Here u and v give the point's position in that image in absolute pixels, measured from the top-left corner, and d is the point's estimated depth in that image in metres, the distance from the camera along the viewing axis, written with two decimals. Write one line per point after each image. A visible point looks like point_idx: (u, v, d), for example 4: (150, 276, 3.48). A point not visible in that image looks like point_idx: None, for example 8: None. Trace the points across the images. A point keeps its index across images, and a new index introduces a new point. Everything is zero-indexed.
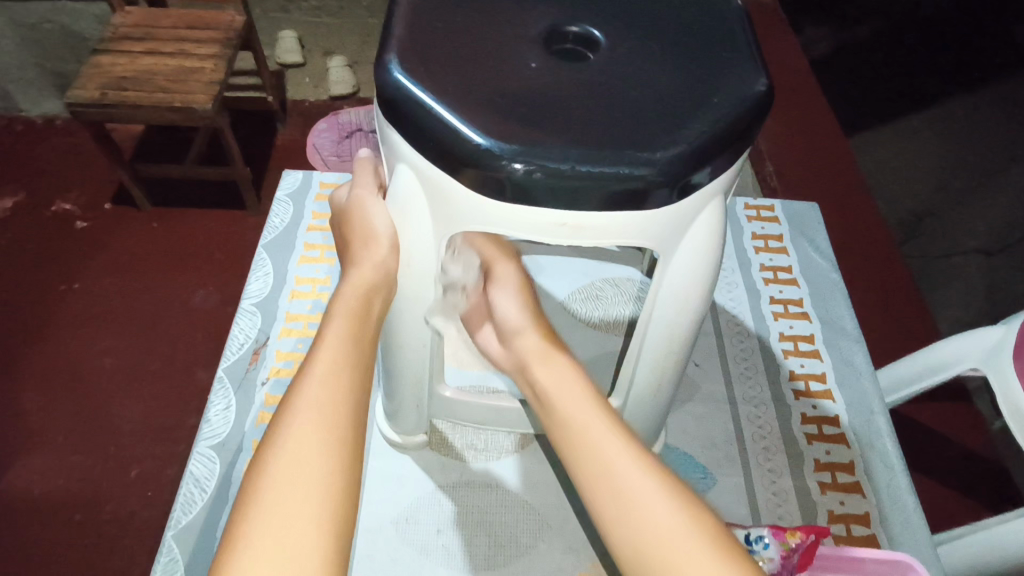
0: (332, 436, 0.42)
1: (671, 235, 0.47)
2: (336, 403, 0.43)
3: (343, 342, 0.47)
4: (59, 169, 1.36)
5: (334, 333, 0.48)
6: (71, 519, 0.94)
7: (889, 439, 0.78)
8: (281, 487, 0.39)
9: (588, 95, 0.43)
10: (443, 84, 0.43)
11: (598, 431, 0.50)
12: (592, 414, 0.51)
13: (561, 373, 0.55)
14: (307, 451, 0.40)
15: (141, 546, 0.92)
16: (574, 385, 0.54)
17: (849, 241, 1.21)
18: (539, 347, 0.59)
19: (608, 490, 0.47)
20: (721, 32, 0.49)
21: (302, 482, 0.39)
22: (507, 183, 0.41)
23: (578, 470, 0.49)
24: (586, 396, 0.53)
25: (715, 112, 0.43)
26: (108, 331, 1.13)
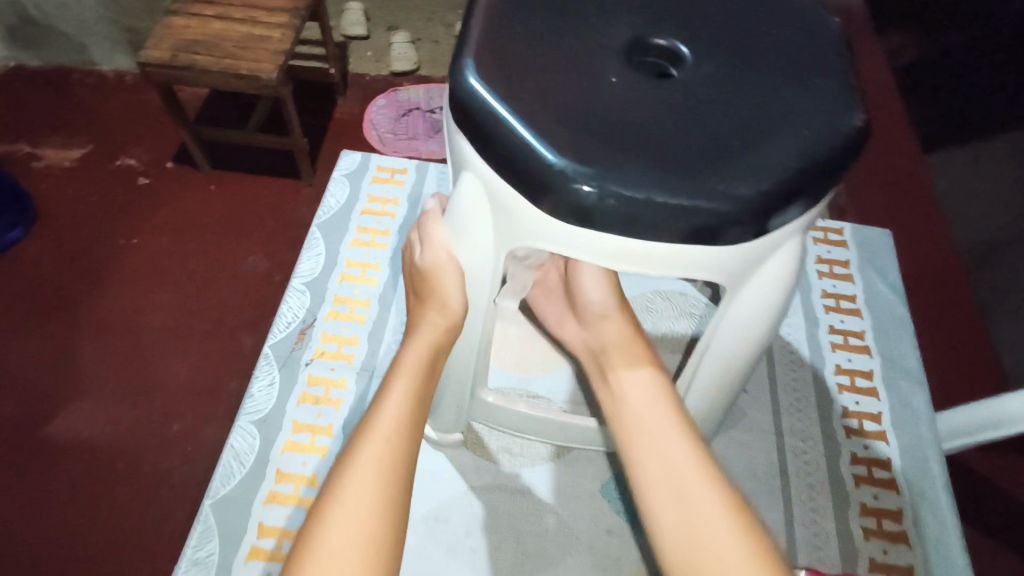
0: (386, 483, 0.44)
1: (743, 270, 0.44)
2: (395, 451, 0.45)
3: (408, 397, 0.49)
4: (127, 125, 1.39)
5: (398, 388, 0.49)
6: (114, 466, 0.95)
7: (944, 491, 0.74)
8: (339, 522, 0.41)
9: (671, 117, 0.41)
10: (518, 93, 0.41)
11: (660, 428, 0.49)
12: (654, 413, 0.50)
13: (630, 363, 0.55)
14: (362, 492, 0.43)
15: (180, 500, 0.92)
16: (640, 381, 0.54)
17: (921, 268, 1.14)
18: (621, 334, 0.60)
19: (667, 490, 0.46)
20: (819, 56, 0.46)
21: (357, 522, 0.41)
22: (576, 205, 0.39)
23: (638, 470, 0.48)
24: (654, 396, 0.52)
25: (807, 148, 0.40)
26: (160, 286, 1.14)
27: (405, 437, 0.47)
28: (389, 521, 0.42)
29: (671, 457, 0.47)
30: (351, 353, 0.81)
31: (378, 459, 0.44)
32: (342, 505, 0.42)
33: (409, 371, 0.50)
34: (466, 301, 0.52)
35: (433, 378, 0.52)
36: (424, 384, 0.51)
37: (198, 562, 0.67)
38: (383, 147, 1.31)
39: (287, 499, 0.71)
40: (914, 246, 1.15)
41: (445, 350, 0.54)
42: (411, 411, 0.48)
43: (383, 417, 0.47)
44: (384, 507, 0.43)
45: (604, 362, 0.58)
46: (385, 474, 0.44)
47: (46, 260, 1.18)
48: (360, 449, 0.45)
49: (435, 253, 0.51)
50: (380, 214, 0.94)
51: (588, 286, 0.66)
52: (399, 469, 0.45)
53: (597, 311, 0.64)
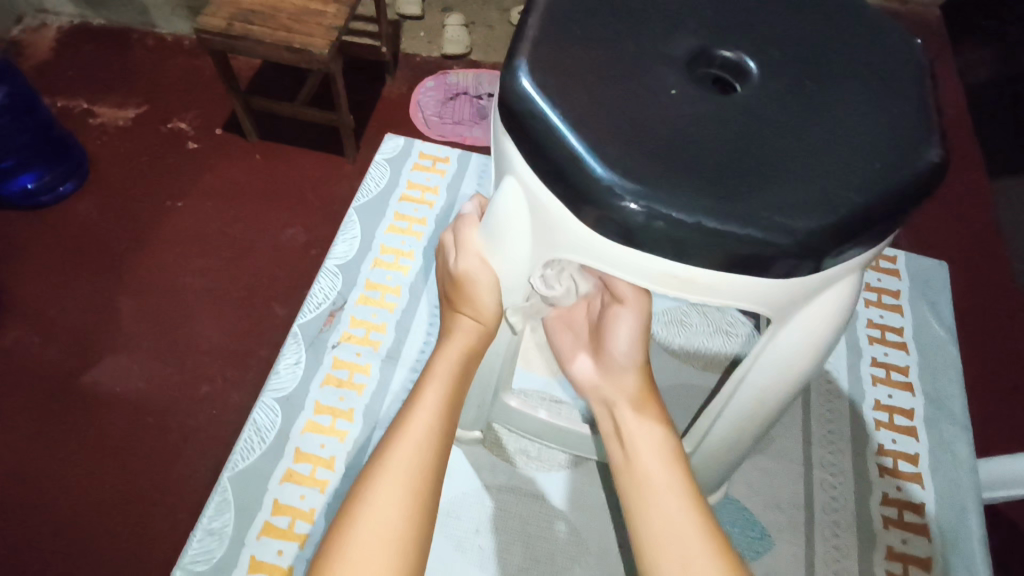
0: (415, 491, 0.43)
1: (792, 303, 0.42)
2: (425, 456, 0.45)
3: (438, 407, 0.48)
4: (181, 89, 1.41)
5: (430, 395, 0.48)
6: (144, 422, 0.97)
7: (979, 544, 0.71)
8: (364, 529, 0.41)
9: (730, 136, 0.39)
10: (571, 100, 0.39)
11: (672, 499, 0.47)
12: (670, 480, 0.48)
13: (653, 433, 0.52)
14: (391, 497, 0.42)
15: (203, 460, 0.94)
16: (658, 445, 0.51)
17: (983, 300, 1.07)
18: (637, 394, 0.57)
19: (674, 565, 0.43)
20: (896, 82, 0.43)
21: (387, 530, 0.41)
22: (621, 222, 0.37)
23: (645, 531, 0.46)
24: (671, 464, 0.50)
25: (876, 184, 0.37)
26: (201, 251, 1.16)
27: (436, 442, 0.46)
28: (418, 528, 0.42)
29: (681, 528, 0.45)
30: (378, 340, 0.81)
31: (408, 464, 0.44)
32: (372, 510, 0.42)
33: (442, 374, 0.50)
34: (499, 307, 0.51)
35: (466, 382, 0.52)
36: (456, 392, 0.50)
37: (212, 532, 0.68)
38: (428, 131, 1.30)
39: (303, 479, 0.71)
40: (967, 279, 1.09)
41: (477, 355, 0.53)
42: (443, 413, 0.48)
43: (415, 420, 0.47)
44: (412, 512, 0.42)
45: (619, 415, 0.55)
46: (415, 479, 0.44)
47: (95, 215, 1.21)
48: (391, 450, 0.45)
49: (466, 260, 0.50)
50: (419, 201, 0.94)
51: (620, 335, 0.61)
52: (428, 475, 0.44)
53: (620, 365, 0.60)
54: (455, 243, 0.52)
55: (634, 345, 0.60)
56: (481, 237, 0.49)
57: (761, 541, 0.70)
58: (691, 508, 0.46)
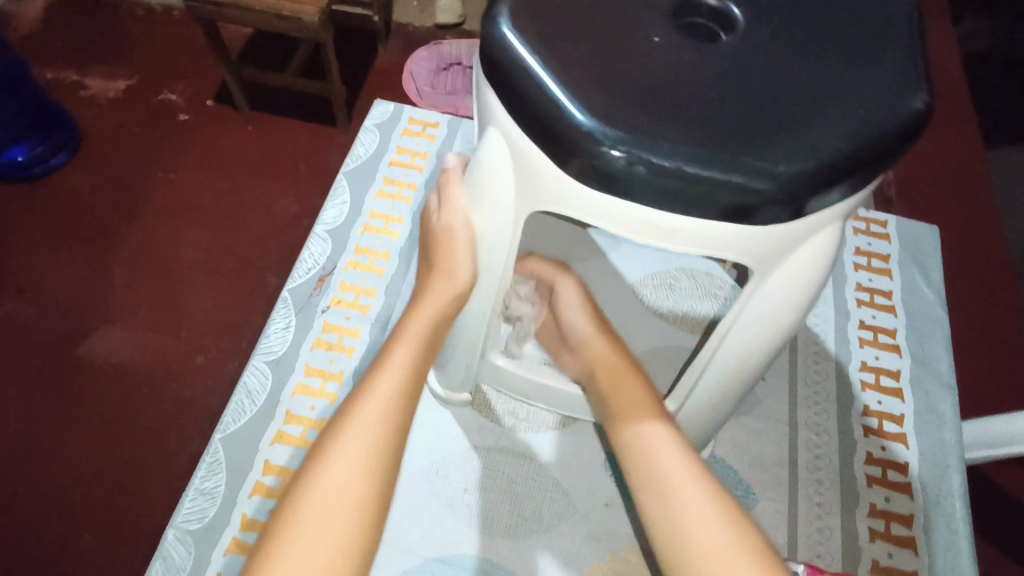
0: (380, 443, 0.45)
1: (774, 254, 0.42)
2: (387, 419, 0.46)
3: (404, 367, 0.49)
4: (171, 59, 1.39)
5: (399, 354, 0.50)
6: (139, 391, 0.98)
7: (960, 501, 0.72)
8: (331, 477, 0.42)
9: (712, 84, 0.38)
10: (553, 48, 0.39)
11: (654, 437, 0.52)
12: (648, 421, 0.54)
13: (629, 383, 0.58)
14: (353, 458, 0.43)
15: (198, 427, 0.95)
16: (634, 392, 0.57)
17: (976, 269, 1.07)
18: (606, 358, 0.62)
19: (657, 495, 0.49)
20: (885, 30, 0.42)
21: (350, 477, 0.43)
22: (602, 171, 0.37)
23: (632, 471, 0.52)
24: (649, 410, 0.55)
25: (857, 129, 0.37)
26: (193, 222, 1.16)
27: (403, 398, 0.48)
28: (377, 488, 0.43)
29: (661, 463, 0.51)
30: (368, 304, 0.81)
31: (369, 429, 0.45)
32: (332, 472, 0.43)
33: (413, 340, 0.51)
34: (475, 272, 0.52)
35: (434, 350, 0.53)
36: (424, 356, 0.51)
37: (204, 493, 0.69)
38: (419, 100, 1.28)
39: (294, 441, 0.72)
40: (959, 245, 1.09)
41: (448, 320, 0.54)
42: (408, 379, 0.49)
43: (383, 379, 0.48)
44: (371, 472, 0.43)
45: (596, 382, 0.61)
46: (380, 433, 0.45)
47: (86, 187, 1.20)
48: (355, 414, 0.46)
49: (448, 215, 0.52)
50: (409, 167, 0.93)
51: (570, 314, 0.69)
52: (390, 437, 0.45)
53: (579, 338, 0.66)
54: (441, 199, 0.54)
55: (584, 318, 0.67)
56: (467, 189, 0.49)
57: (745, 500, 0.72)
58: (672, 445, 0.52)
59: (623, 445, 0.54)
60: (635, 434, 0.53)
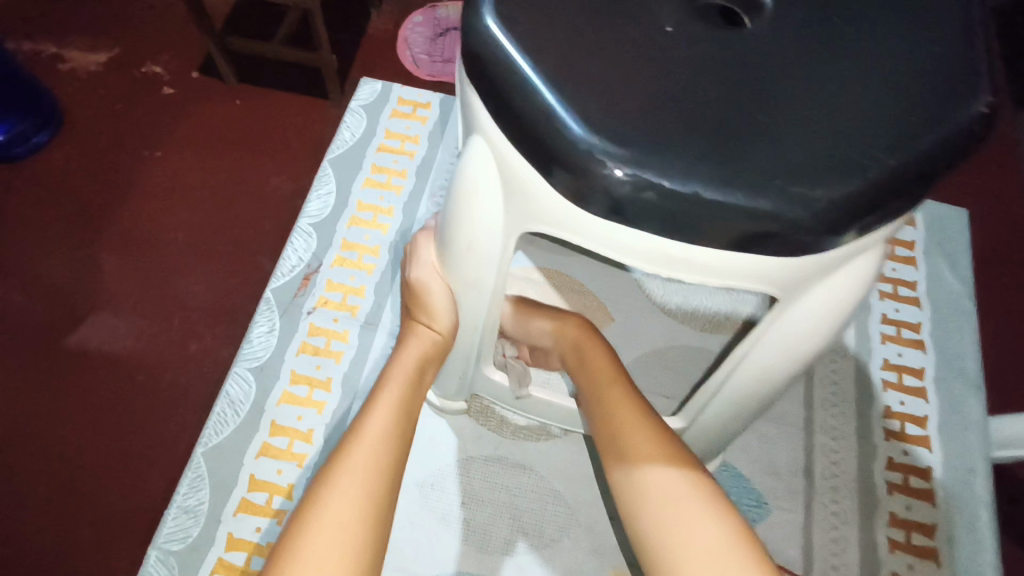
0: (372, 494, 0.41)
1: (802, 282, 0.37)
2: (380, 462, 0.43)
3: (393, 411, 0.46)
4: (154, 28, 1.27)
5: (386, 399, 0.47)
6: (134, 379, 0.90)
7: (986, 509, 0.68)
8: (322, 536, 0.39)
9: (742, 86, 0.32)
10: (544, 43, 0.33)
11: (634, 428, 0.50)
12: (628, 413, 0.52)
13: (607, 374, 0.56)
14: (346, 502, 0.40)
15: (196, 416, 0.88)
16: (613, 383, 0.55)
17: None
18: (587, 358, 0.59)
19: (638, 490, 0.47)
20: (938, 16, 0.36)
21: (341, 534, 0.39)
22: (603, 194, 0.31)
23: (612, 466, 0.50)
24: (626, 401, 0.53)
25: (910, 141, 0.31)
26: (182, 201, 1.07)
27: (395, 445, 0.45)
28: (373, 540, 0.40)
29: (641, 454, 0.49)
30: (356, 304, 0.76)
31: (362, 471, 0.42)
32: (325, 520, 0.40)
33: (398, 379, 0.49)
34: (456, 317, 0.50)
35: (421, 387, 0.51)
36: (412, 397, 0.49)
37: (187, 510, 0.65)
38: (416, 70, 1.20)
39: (280, 454, 0.68)
40: None
41: (433, 363, 0.53)
42: (398, 420, 0.46)
43: (372, 425, 0.45)
44: (366, 517, 0.40)
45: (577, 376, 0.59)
46: (372, 483, 0.42)
47: (69, 164, 1.10)
48: (348, 457, 0.43)
49: (419, 268, 0.50)
50: (398, 152, 0.87)
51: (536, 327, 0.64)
52: (384, 478, 0.43)
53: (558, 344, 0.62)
54: (412, 254, 0.52)
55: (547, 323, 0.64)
56: (442, 222, 0.45)
57: (759, 510, 0.68)
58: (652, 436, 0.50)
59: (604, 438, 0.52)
60: (614, 427, 0.51)
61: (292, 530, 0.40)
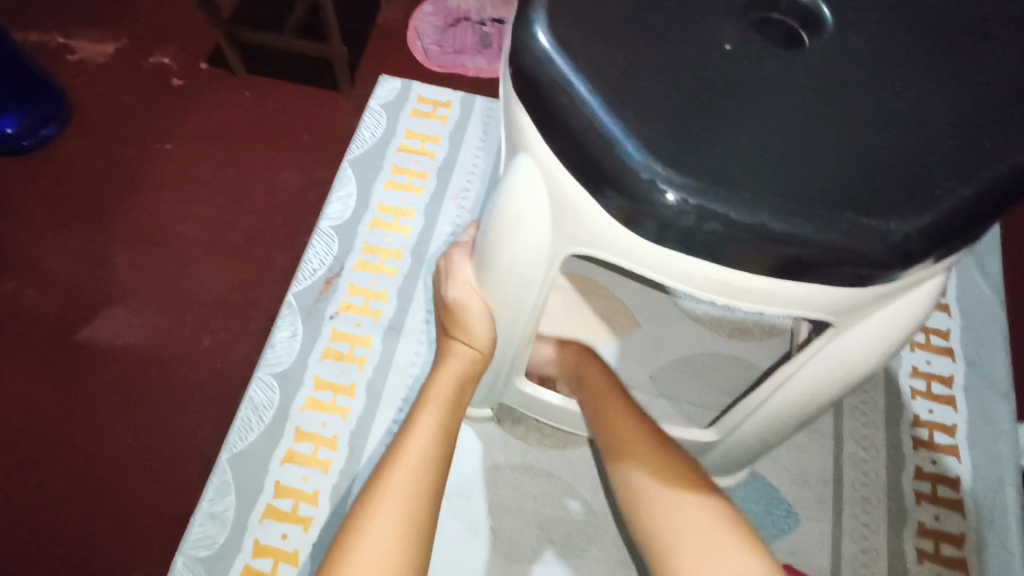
0: (414, 519, 0.41)
1: (860, 310, 0.36)
2: (421, 486, 0.43)
3: (431, 433, 0.46)
4: (160, 19, 1.25)
5: (424, 419, 0.47)
6: (147, 377, 0.90)
7: (1015, 519, 0.67)
8: (363, 561, 0.38)
9: (807, 115, 0.31)
10: (602, 65, 0.32)
11: (624, 422, 0.53)
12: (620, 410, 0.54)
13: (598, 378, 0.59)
14: (388, 526, 0.40)
15: (210, 414, 0.87)
16: (605, 387, 0.57)
17: None
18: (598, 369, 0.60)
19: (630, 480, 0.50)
20: (999, 41, 0.35)
21: (384, 558, 0.39)
22: (665, 223, 0.31)
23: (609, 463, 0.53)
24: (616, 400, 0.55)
25: (980, 175, 0.30)
26: (194, 197, 1.05)
27: (435, 466, 0.44)
28: (413, 565, 0.39)
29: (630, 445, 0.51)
30: (379, 309, 0.76)
31: (403, 494, 0.42)
32: (367, 544, 0.39)
33: (437, 401, 0.48)
34: (493, 334, 0.50)
35: (459, 406, 0.50)
36: (450, 416, 0.48)
37: (214, 516, 0.65)
38: (427, 61, 1.17)
39: (306, 460, 0.68)
40: None
41: (470, 381, 0.52)
42: (437, 442, 0.46)
43: (412, 446, 0.45)
44: (408, 542, 0.40)
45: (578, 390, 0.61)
46: (414, 507, 0.41)
47: (76, 159, 1.09)
48: (388, 481, 0.42)
49: (456, 289, 0.49)
50: (419, 152, 0.86)
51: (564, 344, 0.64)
52: (424, 501, 0.42)
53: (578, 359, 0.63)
54: (447, 271, 0.51)
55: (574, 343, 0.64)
56: (481, 240, 0.44)
57: (787, 519, 0.67)
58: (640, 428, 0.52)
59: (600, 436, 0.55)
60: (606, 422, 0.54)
61: (333, 559, 0.40)
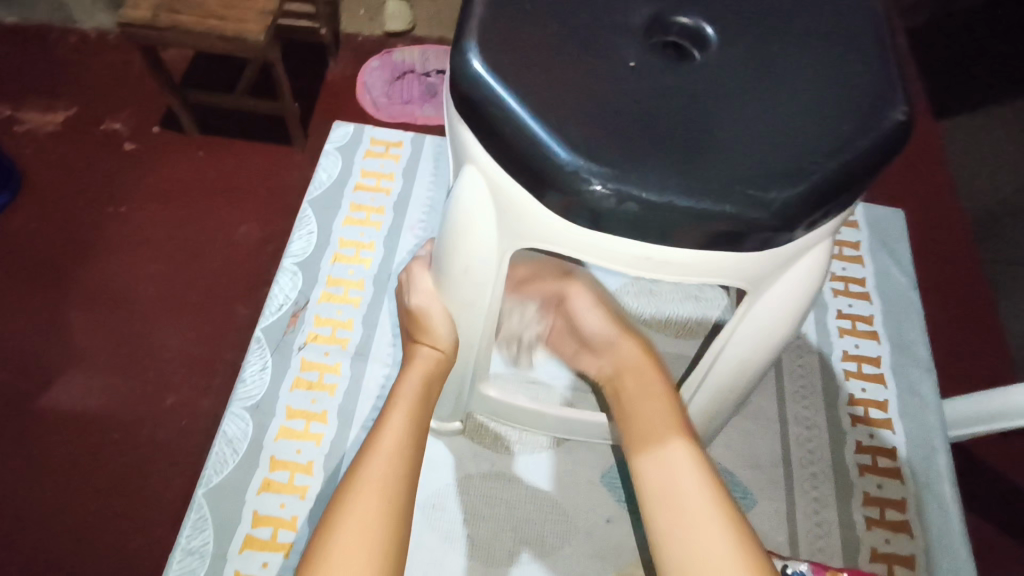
0: (390, 501, 0.44)
1: (766, 276, 0.42)
2: (396, 472, 0.46)
3: (404, 426, 0.49)
4: (110, 88, 1.28)
5: (396, 415, 0.50)
6: (110, 438, 0.90)
7: (948, 480, 0.74)
8: (344, 538, 0.42)
9: (699, 114, 0.37)
10: (527, 83, 0.38)
11: (659, 411, 0.53)
12: (657, 402, 0.54)
13: (643, 373, 0.57)
14: (368, 510, 0.43)
15: (178, 469, 0.88)
16: (651, 380, 0.56)
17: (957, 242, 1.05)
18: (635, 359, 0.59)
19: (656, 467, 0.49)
20: (856, 44, 0.42)
21: (365, 537, 0.42)
22: (590, 208, 0.36)
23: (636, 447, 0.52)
24: (657, 392, 0.55)
25: (843, 150, 0.37)
26: (151, 256, 1.07)
27: (408, 455, 0.48)
28: (391, 543, 0.43)
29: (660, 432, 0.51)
30: (345, 337, 0.79)
31: (378, 477, 0.45)
32: (347, 528, 0.42)
33: (408, 399, 0.52)
34: (455, 335, 0.54)
35: (429, 405, 0.53)
36: (421, 411, 0.52)
37: (192, 552, 0.66)
38: (376, 112, 1.23)
39: (282, 488, 0.69)
40: (934, 217, 1.08)
41: (438, 382, 0.56)
42: (409, 433, 0.49)
43: (386, 438, 0.48)
44: (386, 520, 0.43)
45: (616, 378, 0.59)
46: (389, 492, 0.45)
47: (30, 229, 1.10)
48: (364, 471, 0.46)
49: (419, 297, 0.53)
50: (375, 190, 0.91)
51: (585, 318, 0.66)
52: (401, 485, 0.46)
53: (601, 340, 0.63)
54: (408, 282, 0.56)
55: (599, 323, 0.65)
56: (437, 248, 0.48)
57: (744, 501, 0.72)
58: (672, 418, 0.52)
59: (630, 420, 0.54)
60: (642, 409, 0.54)
61: (315, 546, 0.42)
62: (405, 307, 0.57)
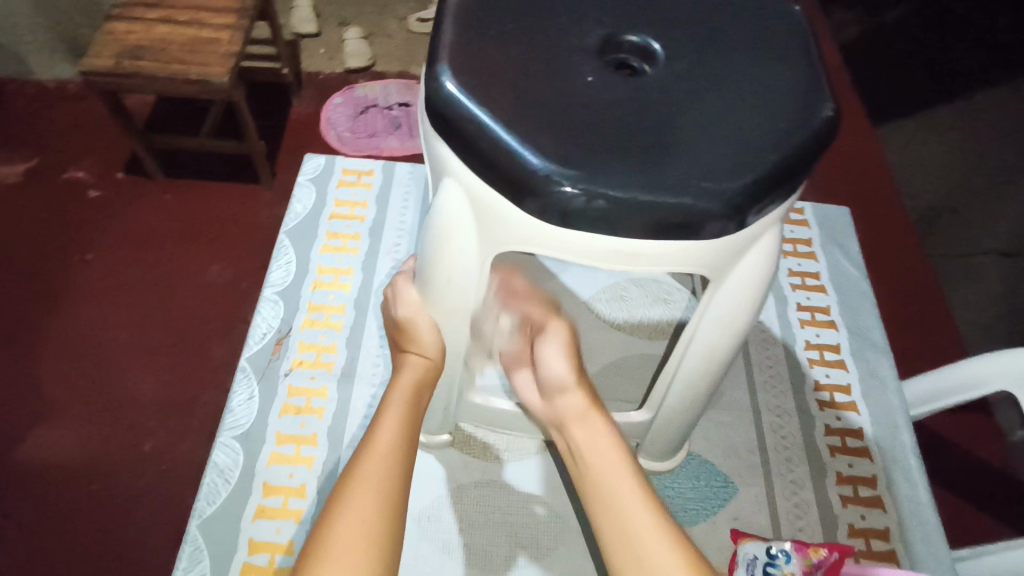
0: (388, 498, 0.46)
1: (725, 262, 0.46)
2: (391, 470, 0.48)
3: (396, 429, 0.52)
4: (72, 137, 1.29)
5: (389, 419, 0.52)
6: (89, 489, 0.88)
7: (912, 454, 0.78)
8: (344, 532, 0.44)
9: (652, 121, 0.42)
10: (496, 102, 0.41)
11: (616, 472, 0.52)
12: (611, 463, 0.52)
13: (596, 430, 0.56)
14: (367, 504, 0.45)
15: (161, 514, 0.87)
16: (605, 443, 0.54)
17: (901, 236, 1.12)
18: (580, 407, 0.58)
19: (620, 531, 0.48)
20: (784, 54, 0.47)
21: (367, 534, 0.44)
22: (564, 208, 0.40)
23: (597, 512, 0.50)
24: (610, 452, 0.53)
25: (782, 144, 0.41)
26: (123, 301, 1.07)
27: (402, 454, 0.50)
28: (388, 536, 0.45)
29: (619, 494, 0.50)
30: (330, 360, 0.81)
31: (372, 476, 0.47)
32: (347, 524, 0.44)
33: (400, 404, 0.54)
34: (441, 342, 0.57)
35: (420, 409, 0.55)
36: (413, 415, 0.54)
37: None
38: (342, 146, 1.26)
39: (277, 512, 0.70)
40: (879, 215, 1.15)
41: (428, 389, 0.58)
42: (402, 435, 0.51)
43: (381, 441, 0.50)
44: (384, 515, 0.45)
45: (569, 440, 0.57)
46: (387, 490, 0.47)
47: None
48: (360, 472, 0.48)
49: (405, 309, 0.56)
50: (350, 218, 0.93)
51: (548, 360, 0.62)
52: (395, 483, 0.48)
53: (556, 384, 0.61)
54: (394, 297, 0.58)
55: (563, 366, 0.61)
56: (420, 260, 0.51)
57: (726, 490, 0.75)
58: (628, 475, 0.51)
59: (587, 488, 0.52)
60: (598, 472, 0.52)
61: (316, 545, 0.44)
62: (392, 320, 0.59)
